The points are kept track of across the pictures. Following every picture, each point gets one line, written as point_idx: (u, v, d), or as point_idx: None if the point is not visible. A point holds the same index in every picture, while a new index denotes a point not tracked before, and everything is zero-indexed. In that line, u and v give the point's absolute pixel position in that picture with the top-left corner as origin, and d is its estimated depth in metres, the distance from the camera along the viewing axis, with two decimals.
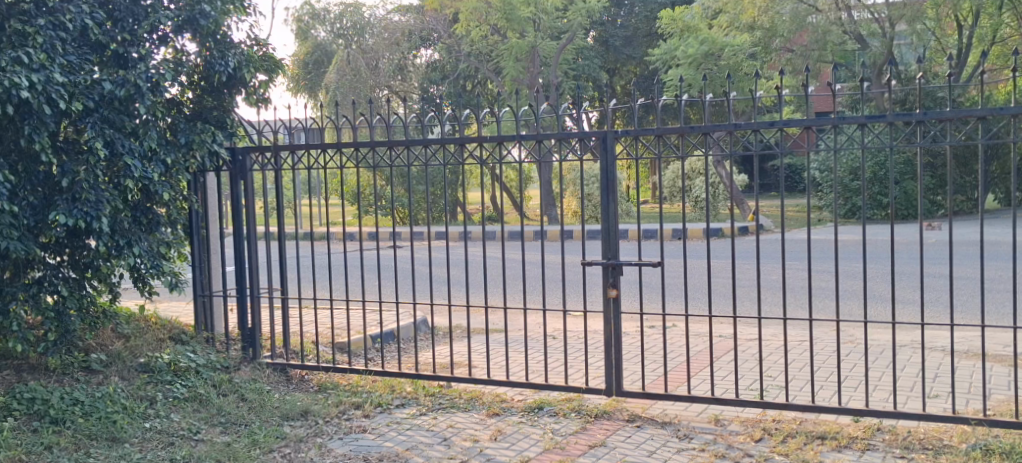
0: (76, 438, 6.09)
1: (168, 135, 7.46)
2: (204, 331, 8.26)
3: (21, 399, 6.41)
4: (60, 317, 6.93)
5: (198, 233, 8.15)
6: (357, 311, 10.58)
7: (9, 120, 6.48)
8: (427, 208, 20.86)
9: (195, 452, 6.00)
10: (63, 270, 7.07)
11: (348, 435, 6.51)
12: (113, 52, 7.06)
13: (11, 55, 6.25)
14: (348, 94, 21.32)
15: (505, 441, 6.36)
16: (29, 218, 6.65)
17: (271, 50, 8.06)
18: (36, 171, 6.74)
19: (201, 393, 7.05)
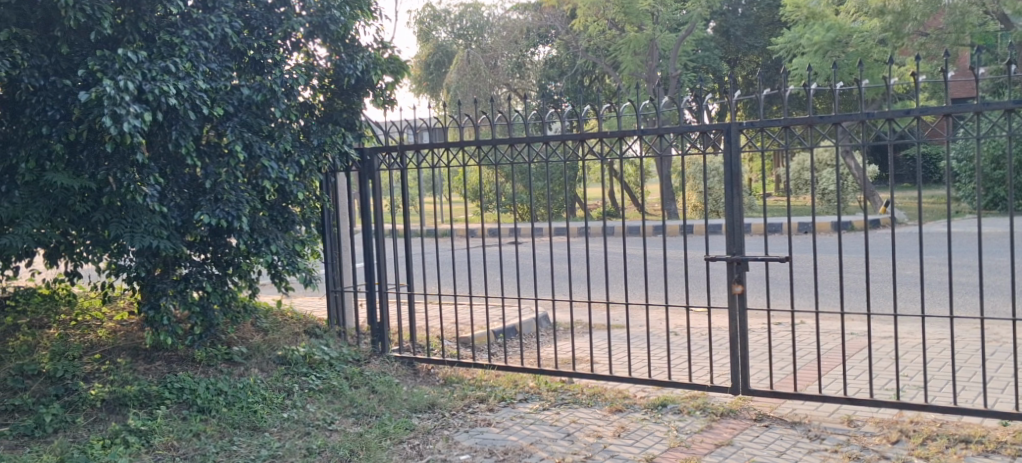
0: (221, 426, 6.43)
1: (301, 137, 7.77)
2: (336, 325, 8.57)
3: (170, 389, 6.78)
4: (204, 311, 7.31)
5: (330, 231, 8.46)
6: (480, 307, 10.76)
7: (159, 128, 6.85)
8: (547, 204, 20.97)
9: (331, 442, 6.23)
10: (207, 267, 7.39)
11: (474, 428, 6.63)
12: (249, 59, 7.33)
13: (161, 65, 6.59)
14: (468, 93, 21.62)
15: (629, 438, 6.34)
16: (176, 218, 7.03)
17: (397, 52, 8.27)
18: (182, 175, 7.14)
19: (334, 385, 7.33)
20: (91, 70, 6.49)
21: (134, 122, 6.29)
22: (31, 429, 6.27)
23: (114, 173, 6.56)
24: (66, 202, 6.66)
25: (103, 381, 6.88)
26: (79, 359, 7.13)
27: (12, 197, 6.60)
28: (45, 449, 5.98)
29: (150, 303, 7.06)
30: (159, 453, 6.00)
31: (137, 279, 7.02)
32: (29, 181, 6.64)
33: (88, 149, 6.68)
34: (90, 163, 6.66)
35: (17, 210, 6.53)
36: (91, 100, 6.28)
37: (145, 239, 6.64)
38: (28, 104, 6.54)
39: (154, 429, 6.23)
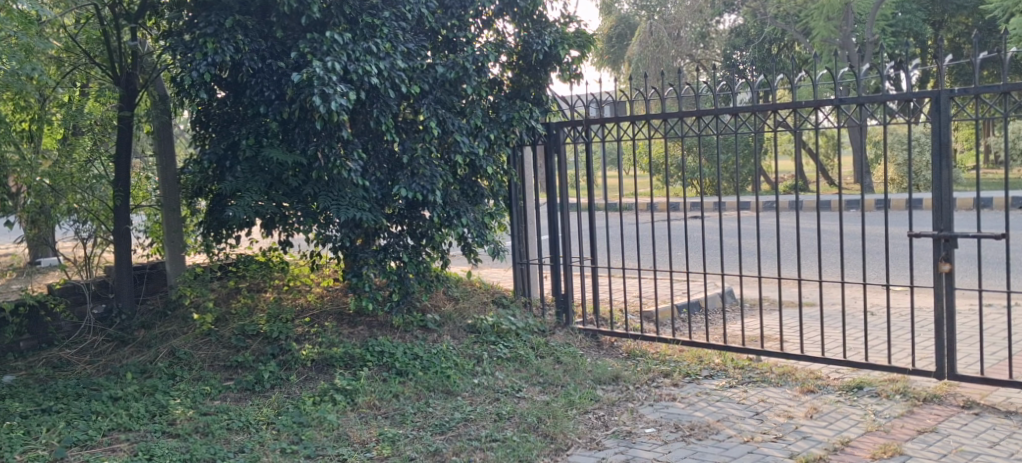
0: (418, 388, 6.77)
1: (491, 113, 7.98)
2: (523, 296, 8.78)
3: (372, 352, 7.22)
4: (401, 280, 7.67)
5: (517, 205, 8.67)
6: (665, 281, 10.68)
7: (362, 106, 7.23)
8: (731, 177, 20.43)
9: (519, 409, 6.41)
10: (404, 238, 7.76)
11: (659, 402, 6.65)
12: (443, 38, 7.68)
13: (364, 46, 6.95)
14: (650, 65, 21.33)
15: (822, 420, 6.15)
16: (377, 192, 7.41)
17: (585, 25, 8.30)
18: (382, 150, 7.49)
19: (521, 354, 7.54)
20: (302, 53, 6.93)
21: (341, 100, 6.68)
22: (252, 384, 6.84)
23: (322, 148, 7.05)
24: (281, 176, 7.21)
25: (313, 343, 7.40)
26: (292, 321, 7.71)
27: (234, 172, 7.21)
28: (265, 402, 6.53)
29: (354, 271, 7.51)
30: (363, 411, 6.40)
31: (342, 248, 7.47)
32: (249, 156, 7.22)
33: (299, 126, 7.14)
34: (302, 139, 7.14)
35: (239, 183, 7.11)
36: (303, 81, 6.70)
37: (349, 211, 7.06)
38: (249, 86, 7.13)
39: (358, 388, 6.65)
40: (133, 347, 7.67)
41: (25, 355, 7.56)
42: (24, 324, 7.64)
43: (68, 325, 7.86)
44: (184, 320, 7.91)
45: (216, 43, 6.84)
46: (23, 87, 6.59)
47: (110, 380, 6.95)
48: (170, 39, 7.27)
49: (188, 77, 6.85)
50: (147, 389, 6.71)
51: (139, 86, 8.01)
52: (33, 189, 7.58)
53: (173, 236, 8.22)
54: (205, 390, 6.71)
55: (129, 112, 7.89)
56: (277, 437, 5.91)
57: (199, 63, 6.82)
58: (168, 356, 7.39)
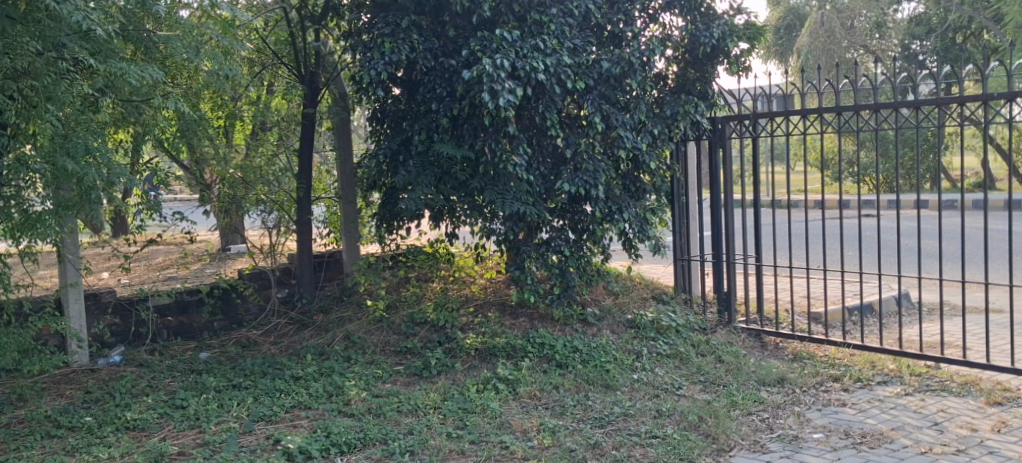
0: (577, 381, 6.84)
1: (656, 108, 7.93)
2: (683, 293, 8.69)
3: (533, 343, 7.35)
4: (563, 273, 7.74)
5: (679, 201, 8.45)
6: (834, 281, 10.27)
7: (528, 102, 7.34)
8: (907, 174, 19.34)
9: (679, 406, 6.36)
10: (566, 232, 7.84)
11: (827, 407, 6.43)
12: (609, 33, 7.69)
13: (532, 43, 7.07)
14: (821, 56, 20.45)
15: (1011, 435, 5.77)
16: (540, 186, 7.52)
17: (755, 17, 8.10)
18: (546, 145, 7.61)
19: (681, 351, 7.47)
20: (473, 51, 7.12)
21: (509, 96, 6.84)
22: (420, 369, 7.12)
23: (489, 143, 7.23)
24: (450, 170, 7.49)
25: (477, 332, 7.63)
26: (457, 310, 7.98)
27: (408, 166, 7.49)
28: (432, 388, 6.78)
29: (517, 264, 7.69)
30: (524, 401, 6.53)
31: (506, 241, 7.65)
32: (421, 151, 7.51)
33: (468, 122, 7.36)
34: (470, 135, 7.38)
35: (411, 177, 7.41)
36: (473, 78, 6.90)
37: (514, 206, 7.19)
38: (423, 84, 7.40)
39: (520, 378, 6.79)
40: (312, 330, 8.17)
41: (218, 334, 8.17)
42: (218, 305, 8.22)
43: (255, 307, 8.44)
44: (358, 306, 8.37)
45: (393, 43, 7.18)
46: (222, 87, 7.15)
47: (291, 361, 7.42)
48: (350, 40, 7.66)
49: (366, 76, 7.20)
50: (325, 370, 7.12)
51: (322, 84, 8.56)
52: (228, 181, 8.22)
53: (349, 226, 8.72)
54: (377, 373, 7.05)
55: (311, 109, 8.44)
56: (444, 421, 6.13)
57: (376, 62, 7.17)
58: (344, 340, 7.82)
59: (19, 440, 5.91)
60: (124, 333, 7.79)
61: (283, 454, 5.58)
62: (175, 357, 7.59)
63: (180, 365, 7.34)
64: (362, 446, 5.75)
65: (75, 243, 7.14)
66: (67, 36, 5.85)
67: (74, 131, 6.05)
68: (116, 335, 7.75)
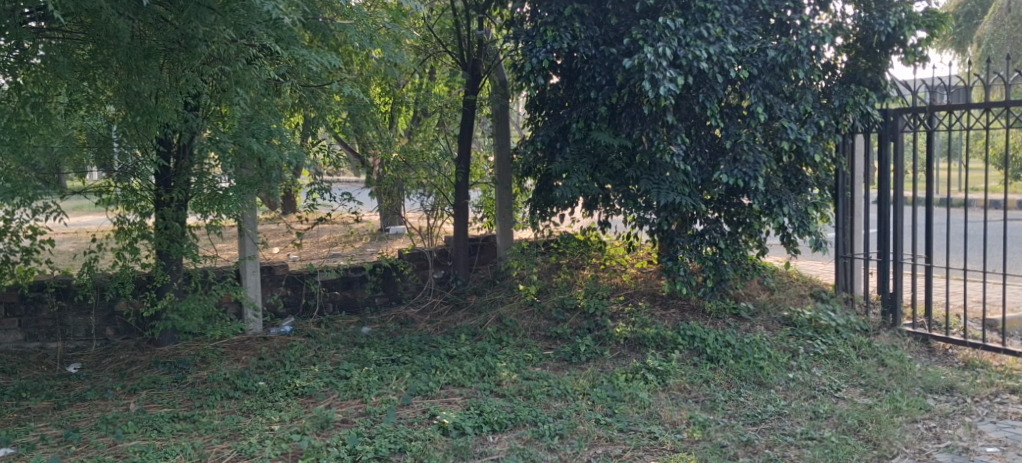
0: (729, 376, 6.73)
1: (823, 98, 7.64)
2: (844, 292, 8.34)
3: (684, 335, 7.26)
4: (717, 266, 7.63)
5: (843, 195, 8.11)
6: (1012, 288, 9.63)
7: (688, 91, 7.26)
8: None
9: (838, 409, 6.15)
10: (720, 225, 7.69)
11: (1002, 420, 6.06)
12: (776, 20, 7.47)
13: (695, 31, 6.98)
14: None
15: None
16: (697, 177, 7.41)
17: (935, 5, 7.66)
18: (704, 135, 7.49)
19: (841, 353, 7.21)
20: (634, 39, 7.10)
21: (669, 85, 6.78)
22: (569, 355, 7.19)
23: (646, 132, 7.21)
24: (605, 158, 7.53)
25: (627, 321, 7.61)
26: (607, 298, 8.00)
27: (565, 153, 7.58)
28: (581, 374, 6.83)
29: (669, 255, 7.64)
30: (674, 393, 6.49)
31: (659, 231, 7.58)
32: (578, 139, 7.57)
33: (627, 111, 7.35)
34: (627, 124, 7.35)
35: (568, 164, 7.49)
36: (634, 66, 6.89)
37: (669, 196, 7.13)
38: (582, 72, 7.44)
39: (669, 370, 6.74)
40: (465, 311, 8.40)
41: (378, 310, 8.54)
42: (379, 282, 8.58)
43: (413, 286, 8.76)
44: (510, 290, 8.53)
45: (555, 31, 7.28)
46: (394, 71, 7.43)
47: (446, 339, 7.67)
48: (513, 28, 7.80)
49: (528, 64, 7.34)
50: (478, 350, 7.32)
51: (483, 71, 8.73)
52: (392, 164, 8.54)
53: (504, 211, 8.90)
54: (527, 356, 7.17)
55: (473, 96, 8.68)
56: (593, 408, 6.18)
57: (538, 50, 7.30)
58: (496, 322, 8.01)
59: (202, 399, 6.38)
60: (295, 305, 8.25)
61: (439, 429, 5.78)
62: (339, 329, 7.99)
63: (344, 338, 7.72)
64: (513, 426, 5.88)
65: (254, 218, 7.63)
66: (257, 23, 6.09)
67: (258, 114, 6.55)
68: (288, 305, 8.23)
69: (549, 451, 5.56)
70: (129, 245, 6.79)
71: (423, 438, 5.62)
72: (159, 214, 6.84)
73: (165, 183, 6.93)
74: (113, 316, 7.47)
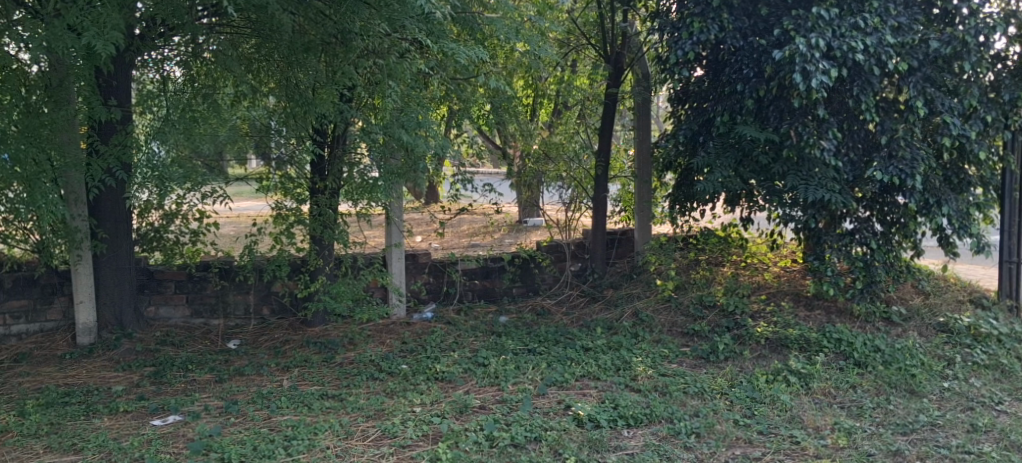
0: (878, 383, 6.47)
1: (991, 92, 7.19)
2: (1007, 299, 7.87)
3: (830, 338, 7.03)
4: (867, 268, 7.30)
5: (1010, 196, 7.67)
6: None
7: (841, 84, 7.02)
8: None
9: (998, 423, 5.82)
10: (872, 224, 7.38)
11: None
12: (940, 10, 7.08)
13: (851, 21, 6.72)
14: None
15: None
16: (848, 174, 7.15)
17: None
18: (857, 131, 7.18)
19: (1003, 363, 6.81)
20: (786, 30, 6.90)
21: (822, 78, 6.57)
22: (708, 353, 7.07)
23: (795, 126, 6.97)
24: (750, 152, 7.30)
25: (768, 321, 7.42)
26: (748, 297, 7.80)
27: (708, 148, 7.48)
28: (719, 373, 6.72)
29: (816, 255, 7.38)
30: (818, 397, 6.29)
31: (806, 229, 7.30)
32: (722, 133, 7.43)
33: (774, 104, 7.17)
34: (775, 117, 7.17)
35: (711, 158, 7.36)
36: (784, 59, 6.71)
37: (818, 192, 6.87)
38: (730, 64, 7.35)
39: (813, 373, 6.54)
40: (602, 304, 8.42)
41: (516, 300, 8.67)
42: (518, 273, 8.70)
43: (551, 278, 8.84)
44: (647, 285, 8.45)
45: (703, 22, 7.18)
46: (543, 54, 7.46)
47: (582, 332, 7.70)
48: (659, 19, 7.73)
49: (673, 56, 7.33)
50: (614, 344, 7.31)
51: (626, 64, 8.72)
52: (533, 156, 8.75)
53: (642, 205, 8.84)
54: (664, 352, 7.11)
55: (615, 89, 8.66)
56: (731, 408, 6.07)
57: (684, 42, 7.26)
58: (632, 317, 7.98)
59: (349, 379, 6.66)
60: (437, 292, 8.49)
61: (574, 420, 5.82)
62: (478, 318, 8.16)
63: (482, 326, 7.87)
64: (648, 422, 5.85)
65: (400, 207, 7.83)
66: (410, 17, 6.27)
67: (408, 106, 6.74)
68: (430, 292, 8.47)
69: (685, 449, 5.51)
70: (285, 229, 7.15)
71: (559, 428, 5.68)
72: (314, 201, 7.11)
73: (320, 172, 7.22)
74: (270, 296, 7.90)
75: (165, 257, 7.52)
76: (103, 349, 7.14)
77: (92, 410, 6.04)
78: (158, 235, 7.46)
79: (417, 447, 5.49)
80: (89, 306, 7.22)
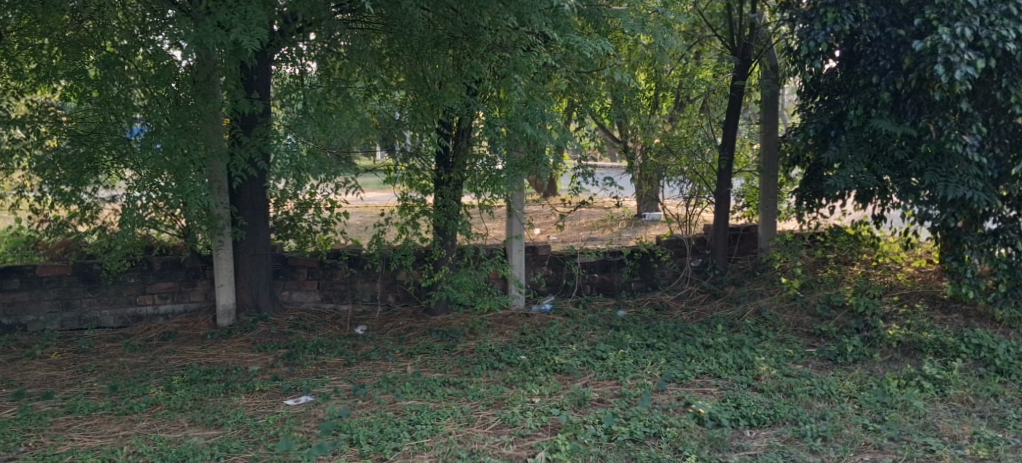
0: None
1: None
2: None
3: (968, 343, 6.72)
4: (1012, 269, 7.02)
5: None
6: None
7: (989, 75, 6.65)
8: None
9: None
10: (1017, 223, 7.00)
11: None
12: None
13: (1002, 8, 6.39)
14: None
15: None
16: (993, 170, 6.82)
17: None
18: (1005, 125, 6.83)
19: None
20: (927, 19, 6.61)
21: (967, 69, 6.25)
22: (835, 355, 6.85)
23: (935, 120, 6.75)
24: (885, 148, 7.04)
25: (901, 323, 7.14)
26: (879, 298, 7.53)
27: (839, 142, 7.21)
28: (848, 375, 6.51)
29: (954, 255, 7.09)
30: (954, 404, 6.01)
31: (944, 229, 7.01)
32: (855, 127, 7.16)
33: (911, 98, 6.93)
34: (912, 111, 6.94)
35: (843, 153, 7.11)
36: (925, 49, 6.43)
37: (959, 191, 6.58)
38: (865, 56, 7.05)
39: (950, 379, 6.25)
40: (723, 301, 8.28)
41: (634, 294, 8.62)
42: (637, 267, 8.66)
43: (670, 273, 8.75)
44: (771, 282, 8.25)
45: (837, 13, 6.95)
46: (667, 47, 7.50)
47: (703, 328, 7.59)
48: (790, 10, 7.53)
49: (804, 47, 7.11)
50: (735, 342, 7.18)
51: (754, 56, 8.53)
52: (653, 150, 8.65)
53: (767, 201, 8.65)
54: (789, 352, 6.94)
55: (742, 81, 8.47)
56: (860, 412, 5.87)
57: (817, 33, 7.04)
58: (755, 315, 7.81)
59: (470, 367, 6.78)
60: (556, 284, 8.52)
61: (694, 418, 5.75)
62: (596, 311, 8.16)
63: (600, 320, 7.86)
64: (772, 423, 5.72)
65: (522, 199, 7.89)
66: (538, 12, 6.27)
67: (532, 100, 6.77)
68: (549, 284, 8.51)
69: (811, 452, 5.36)
70: (411, 220, 7.48)
71: (679, 425, 5.62)
72: (439, 193, 7.35)
73: (444, 164, 7.39)
74: (394, 284, 8.11)
75: (299, 245, 7.83)
76: (241, 330, 7.51)
77: (231, 388, 6.35)
78: (292, 223, 7.77)
79: (536, 437, 5.54)
80: (230, 289, 7.59)
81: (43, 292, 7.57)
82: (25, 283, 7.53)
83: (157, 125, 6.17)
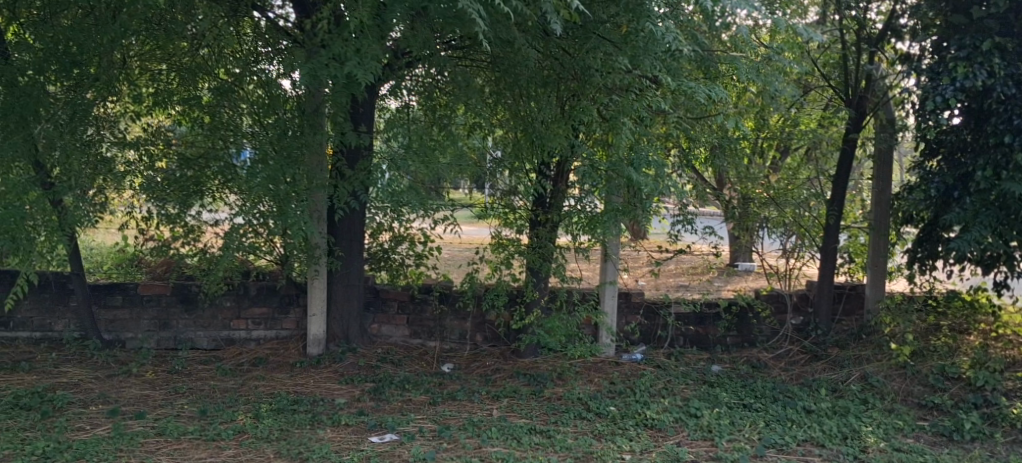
0: None
1: None
2: None
3: None
4: None
5: None
6: None
7: None
8: None
9: None
10: None
11: None
12: None
13: None
14: None
15: None
16: None
17: None
18: None
19: None
20: None
21: None
22: (950, 431, 6.40)
23: None
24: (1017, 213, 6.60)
25: None
26: (1001, 373, 7.00)
27: (964, 203, 6.81)
28: (965, 455, 6.05)
29: None
30: None
31: None
32: (982, 189, 6.72)
33: None
34: None
35: (968, 216, 6.73)
36: None
37: None
38: (997, 113, 6.63)
39: None
40: (825, 363, 7.87)
41: (730, 350, 8.25)
42: (734, 321, 8.28)
43: (769, 330, 8.32)
44: (879, 347, 7.80)
45: (968, 67, 6.68)
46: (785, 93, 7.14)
47: (804, 391, 7.20)
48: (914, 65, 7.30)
49: (930, 102, 6.80)
50: (839, 409, 6.78)
51: (869, 109, 8.17)
52: (756, 200, 8.26)
53: (877, 260, 8.21)
54: (899, 424, 6.51)
55: (856, 134, 8.12)
56: None
57: (946, 87, 6.74)
58: (861, 380, 7.40)
59: (557, 415, 6.56)
60: (648, 334, 8.25)
61: None
62: (689, 365, 7.85)
63: (694, 375, 7.55)
64: None
65: (618, 245, 7.65)
66: (652, 55, 6.26)
67: (638, 144, 6.64)
68: (642, 334, 8.24)
69: None
70: (505, 259, 7.30)
71: None
72: (534, 234, 7.21)
73: (541, 205, 7.25)
74: (483, 323, 7.95)
75: (391, 277, 7.79)
76: (329, 360, 7.46)
77: (316, 419, 6.28)
78: (385, 255, 7.72)
79: None
80: (321, 318, 7.55)
81: (143, 311, 7.70)
82: (127, 300, 7.67)
83: (263, 153, 6.17)
